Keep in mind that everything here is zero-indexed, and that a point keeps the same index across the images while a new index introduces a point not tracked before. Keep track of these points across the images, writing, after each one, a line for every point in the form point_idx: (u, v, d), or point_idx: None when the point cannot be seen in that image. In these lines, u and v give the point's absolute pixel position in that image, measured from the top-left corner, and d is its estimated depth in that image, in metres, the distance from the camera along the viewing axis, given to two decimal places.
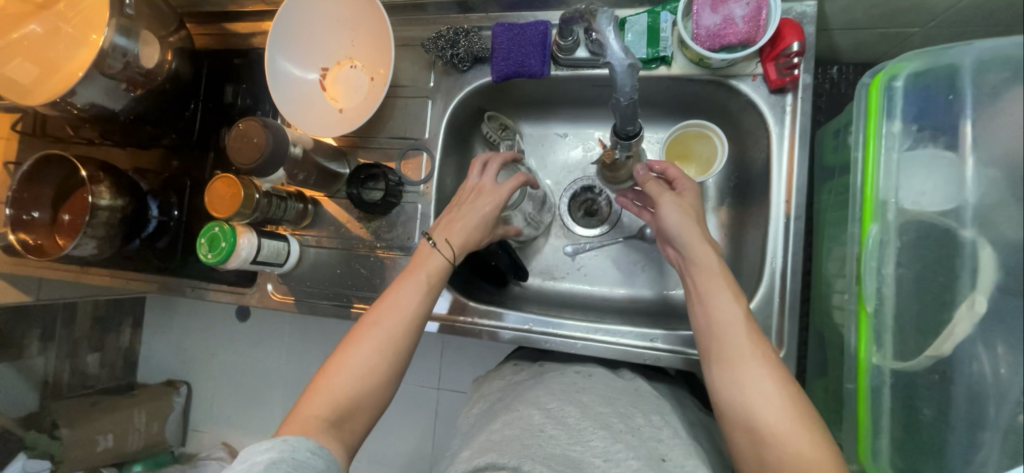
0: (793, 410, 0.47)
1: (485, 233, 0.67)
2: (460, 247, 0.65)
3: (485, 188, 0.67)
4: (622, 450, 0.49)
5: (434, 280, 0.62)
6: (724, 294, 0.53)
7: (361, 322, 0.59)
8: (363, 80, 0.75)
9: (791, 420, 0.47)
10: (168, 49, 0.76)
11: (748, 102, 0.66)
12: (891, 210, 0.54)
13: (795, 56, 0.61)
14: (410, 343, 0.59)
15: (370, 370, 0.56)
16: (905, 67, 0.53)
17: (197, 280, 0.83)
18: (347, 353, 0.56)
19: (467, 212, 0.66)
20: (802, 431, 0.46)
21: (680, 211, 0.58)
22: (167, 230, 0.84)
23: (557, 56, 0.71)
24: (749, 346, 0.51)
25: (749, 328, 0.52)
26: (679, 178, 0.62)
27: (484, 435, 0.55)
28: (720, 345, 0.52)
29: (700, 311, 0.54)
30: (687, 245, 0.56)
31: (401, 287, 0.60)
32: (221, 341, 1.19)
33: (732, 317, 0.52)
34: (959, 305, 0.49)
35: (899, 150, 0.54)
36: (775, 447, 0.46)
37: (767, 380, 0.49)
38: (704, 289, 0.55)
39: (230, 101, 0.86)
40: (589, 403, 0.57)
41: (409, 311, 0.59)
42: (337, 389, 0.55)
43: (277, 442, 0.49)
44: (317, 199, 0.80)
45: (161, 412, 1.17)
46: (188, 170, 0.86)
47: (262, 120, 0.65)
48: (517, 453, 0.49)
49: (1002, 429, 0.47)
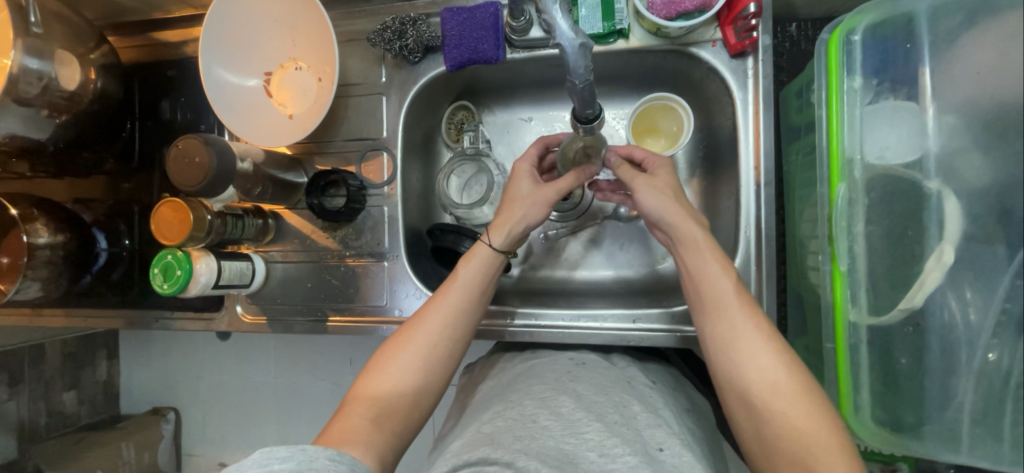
0: (790, 384, 0.47)
1: (532, 198, 0.63)
2: (516, 229, 0.63)
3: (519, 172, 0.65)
4: (617, 445, 0.48)
5: (480, 280, 0.62)
6: (714, 266, 0.53)
7: (404, 328, 0.60)
8: (311, 82, 0.71)
9: (785, 391, 0.47)
10: (90, 67, 0.70)
11: (710, 69, 0.65)
12: (857, 167, 0.53)
13: (752, 18, 0.59)
14: (458, 345, 0.60)
15: (415, 369, 0.57)
16: (861, 20, 0.53)
17: (161, 310, 0.78)
18: (392, 351, 0.59)
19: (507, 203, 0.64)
20: (801, 403, 0.46)
21: (665, 190, 0.57)
22: (119, 261, 0.79)
23: (511, 39, 0.68)
24: (745, 319, 0.50)
25: (739, 298, 0.52)
26: (648, 158, 0.62)
27: (474, 425, 0.54)
28: (716, 316, 0.52)
29: (694, 280, 0.54)
30: (673, 222, 0.55)
31: (442, 292, 0.61)
32: (204, 362, 1.15)
33: (723, 292, 0.52)
34: (928, 258, 0.49)
35: (859, 106, 0.53)
36: (774, 424, 0.47)
37: (766, 351, 0.49)
38: (695, 266, 0.54)
39: (168, 118, 0.80)
40: (583, 391, 0.56)
41: (456, 312, 0.60)
42: (379, 386, 0.57)
43: (295, 451, 0.44)
44: (277, 212, 0.76)
45: (151, 442, 1.12)
46: (135, 196, 0.80)
47: (202, 136, 0.61)
48: (509, 448, 0.47)
49: (974, 374, 0.48)
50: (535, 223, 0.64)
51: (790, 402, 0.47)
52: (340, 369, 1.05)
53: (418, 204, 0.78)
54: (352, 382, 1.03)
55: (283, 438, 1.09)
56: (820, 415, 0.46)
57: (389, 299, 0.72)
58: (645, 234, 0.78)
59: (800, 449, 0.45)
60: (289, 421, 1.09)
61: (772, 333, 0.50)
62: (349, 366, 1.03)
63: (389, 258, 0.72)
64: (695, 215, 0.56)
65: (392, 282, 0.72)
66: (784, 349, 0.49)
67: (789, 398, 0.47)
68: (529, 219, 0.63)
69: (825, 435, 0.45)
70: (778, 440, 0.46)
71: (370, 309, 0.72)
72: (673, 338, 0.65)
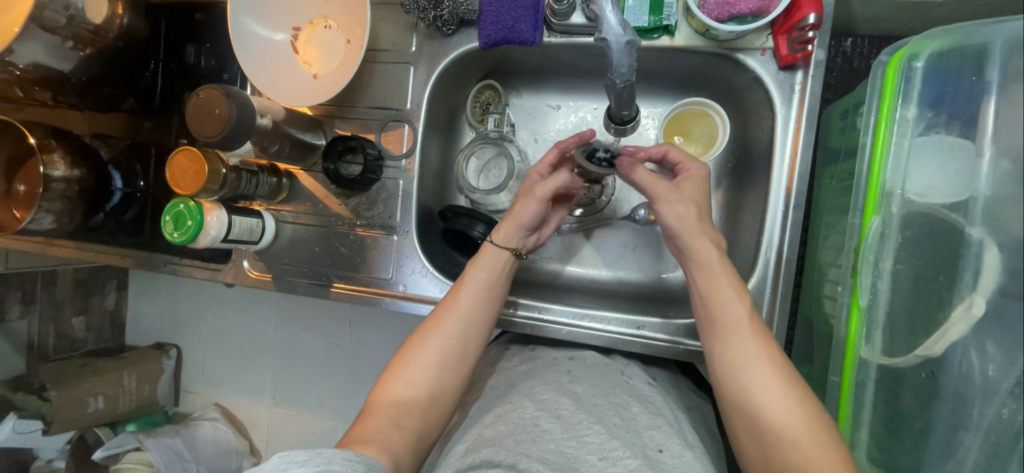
0: (807, 419, 0.45)
1: (526, 198, 0.63)
2: (515, 230, 0.62)
3: (532, 183, 0.63)
4: (617, 448, 0.48)
5: (495, 277, 0.61)
6: (728, 292, 0.51)
7: (421, 328, 0.60)
8: (338, 43, 0.69)
9: (801, 429, 0.45)
10: (117, 2, 0.72)
11: (755, 79, 0.61)
12: (895, 202, 0.51)
13: (810, 29, 0.55)
14: (475, 342, 0.60)
15: (431, 370, 0.58)
16: (928, 44, 0.49)
17: (170, 255, 0.79)
18: (409, 353, 0.59)
19: (514, 211, 0.63)
20: (819, 453, 0.44)
21: (692, 207, 0.55)
22: (133, 202, 0.80)
23: (550, 22, 0.65)
24: (755, 344, 0.49)
25: (752, 327, 0.50)
26: (684, 161, 0.58)
27: (477, 428, 0.55)
28: (723, 341, 0.51)
29: (701, 297, 0.53)
30: (682, 236, 0.55)
31: (459, 293, 0.60)
32: (210, 305, 1.16)
33: (734, 315, 0.51)
34: (955, 307, 0.47)
35: (909, 137, 0.51)
36: (784, 452, 0.46)
37: (776, 380, 0.47)
38: (705, 288, 0.53)
39: (192, 62, 0.78)
40: (583, 394, 0.56)
41: (471, 311, 0.60)
42: (398, 388, 0.57)
43: (313, 454, 0.45)
44: (292, 172, 0.75)
45: (152, 375, 1.14)
46: (152, 139, 0.80)
47: (225, 88, 0.59)
48: (511, 450, 0.47)
49: (983, 429, 0.46)
50: (535, 222, 0.63)
51: (803, 439, 0.45)
52: (340, 330, 1.06)
53: (434, 181, 0.76)
54: (351, 345, 1.05)
55: (277, 389, 1.11)
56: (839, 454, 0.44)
57: (395, 273, 0.72)
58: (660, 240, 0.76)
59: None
60: (284, 373, 1.11)
61: (787, 371, 0.48)
62: (348, 328, 1.04)
63: (398, 233, 0.72)
64: (712, 236, 0.54)
65: (399, 257, 0.72)
66: (796, 380, 0.48)
67: (804, 432, 0.45)
68: (525, 219, 0.62)
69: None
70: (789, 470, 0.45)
71: (374, 281, 0.72)
72: (675, 349, 0.64)
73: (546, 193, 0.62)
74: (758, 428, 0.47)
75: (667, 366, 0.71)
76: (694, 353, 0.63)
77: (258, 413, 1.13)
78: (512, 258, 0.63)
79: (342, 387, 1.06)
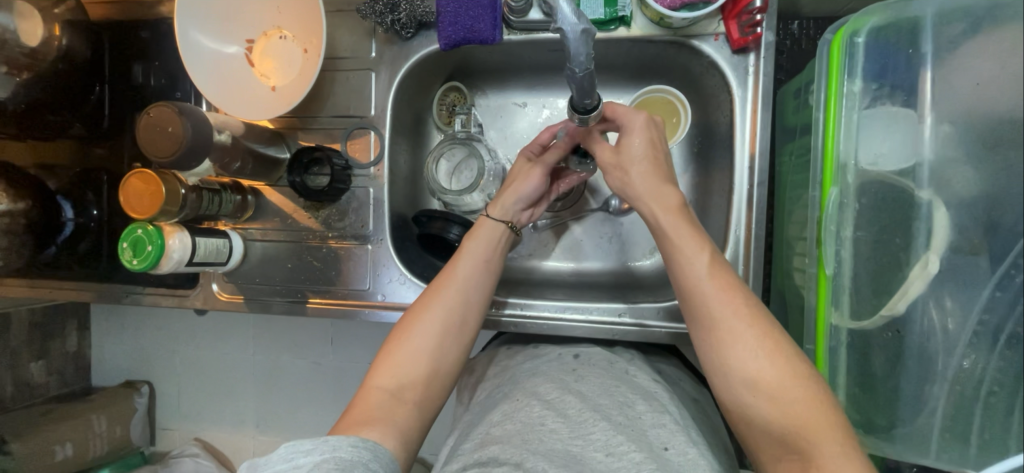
0: (787, 365, 0.46)
1: (527, 171, 0.65)
2: (513, 202, 0.65)
3: (526, 161, 0.66)
4: (623, 443, 0.49)
5: (491, 250, 0.62)
6: (686, 248, 0.52)
7: (416, 305, 0.59)
8: (295, 53, 0.67)
9: (775, 377, 0.46)
10: (53, 23, 0.68)
11: (711, 64, 0.63)
12: (850, 172, 0.53)
13: (757, 13, 0.59)
14: (474, 315, 0.59)
15: (429, 344, 0.56)
16: (866, 22, 0.51)
17: (131, 285, 0.75)
18: (408, 327, 0.57)
19: (514, 187, 0.65)
20: (800, 393, 0.45)
21: (641, 165, 0.56)
22: (86, 233, 0.76)
23: (509, 20, 0.65)
24: (721, 297, 0.49)
25: (715, 284, 0.50)
26: (621, 116, 0.57)
27: (485, 425, 0.54)
28: (693, 303, 0.51)
29: (668, 256, 0.53)
30: (640, 198, 0.56)
31: (456, 266, 0.60)
32: (181, 335, 1.11)
33: (695, 274, 0.51)
34: (913, 266, 0.49)
35: (856, 110, 0.53)
36: (762, 408, 0.46)
37: (749, 330, 0.48)
38: (667, 249, 0.53)
39: (140, 82, 0.76)
40: (587, 392, 0.56)
41: (468, 283, 0.59)
42: (395, 368, 0.55)
43: (319, 442, 0.46)
44: (257, 189, 0.73)
45: (124, 414, 1.09)
46: (103, 166, 0.76)
47: (176, 105, 0.57)
48: (520, 449, 0.48)
49: (948, 381, 0.48)
50: (534, 196, 0.65)
51: (773, 385, 0.46)
52: (320, 349, 1.03)
53: (405, 187, 0.75)
54: (333, 362, 1.02)
55: (261, 416, 1.07)
56: (818, 396, 0.45)
57: (373, 284, 0.70)
58: (634, 228, 0.78)
59: (790, 428, 0.45)
60: (266, 398, 1.07)
61: (760, 318, 0.49)
62: (329, 346, 1.02)
63: (373, 242, 0.70)
64: (660, 195, 0.55)
65: (376, 267, 0.70)
66: (770, 332, 0.48)
67: (773, 379, 0.46)
68: (524, 193, 0.65)
69: (827, 415, 0.45)
70: (770, 419, 0.46)
71: (352, 292, 0.71)
72: (657, 333, 0.65)
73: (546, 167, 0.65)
74: (731, 382, 0.48)
75: (652, 350, 0.72)
76: (679, 335, 0.64)
77: (242, 443, 1.09)
78: (508, 232, 0.64)
79: (329, 406, 1.03)
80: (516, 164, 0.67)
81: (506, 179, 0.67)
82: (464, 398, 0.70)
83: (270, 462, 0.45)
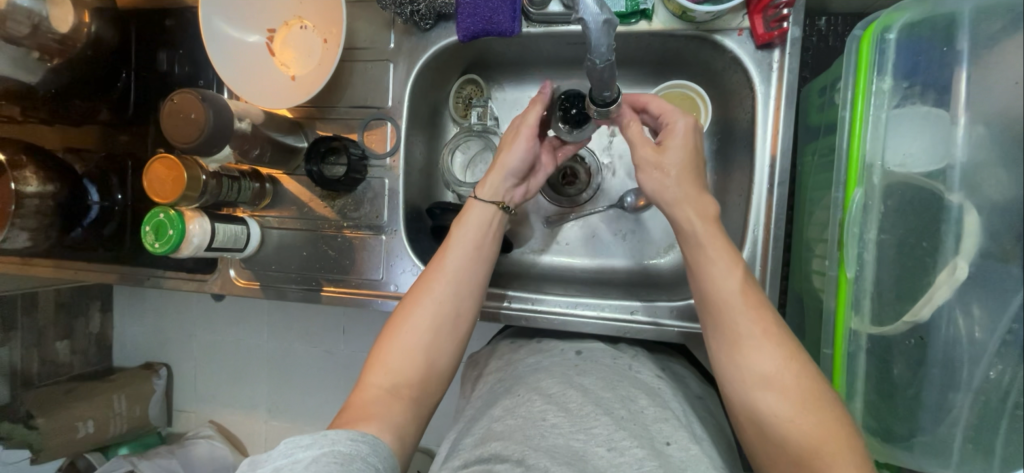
0: (805, 383, 0.46)
1: (513, 140, 0.63)
2: (502, 179, 0.63)
3: (511, 134, 0.64)
4: (624, 438, 0.49)
5: (482, 238, 0.60)
6: (720, 263, 0.50)
7: (409, 297, 0.58)
8: (315, 43, 0.68)
9: (800, 399, 0.45)
10: (84, 11, 0.71)
11: (733, 59, 0.62)
12: (876, 173, 0.52)
13: (783, 6, 0.57)
14: (467, 305, 0.58)
15: (423, 339, 0.56)
16: (900, 17, 0.50)
17: (153, 269, 0.77)
18: (399, 321, 0.57)
19: (501, 162, 0.63)
20: (816, 412, 0.45)
21: (680, 171, 0.54)
22: (112, 216, 0.78)
23: (528, 11, 0.64)
24: (750, 315, 0.48)
25: (745, 300, 0.49)
26: (666, 113, 0.57)
27: (486, 420, 0.55)
28: (718, 316, 0.50)
29: (693, 267, 0.52)
30: (675, 204, 0.53)
31: (449, 257, 0.59)
32: (198, 320, 1.14)
33: (725, 289, 0.49)
34: (939, 272, 0.47)
35: (886, 109, 0.52)
36: (776, 425, 0.45)
37: (775, 349, 0.47)
38: (695, 260, 0.52)
39: (166, 70, 0.77)
40: (591, 386, 0.56)
41: (461, 273, 0.58)
42: (392, 363, 0.55)
43: (318, 437, 0.47)
44: (275, 177, 0.74)
45: (142, 395, 1.11)
46: (129, 150, 0.78)
47: (200, 93, 0.58)
48: (520, 444, 0.48)
49: (972, 391, 0.47)
50: (522, 168, 0.63)
51: (794, 406, 0.45)
52: (332, 337, 1.05)
53: (419, 179, 0.76)
54: (345, 351, 1.03)
55: (273, 401, 1.10)
56: (841, 421, 0.45)
57: (385, 274, 0.71)
58: (649, 225, 0.77)
59: (807, 450, 0.44)
60: (278, 384, 1.09)
61: (782, 333, 0.48)
62: (341, 335, 1.03)
63: (387, 232, 0.71)
64: (698, 203, 0.53)
65: (389, 257, 0.71)
66: (790, 350, 0.47)
67: (796, 399, 0.45)
68: (512, 167, 0.63)
69: (846, 441, 0.44)
70: (783, 436, 0.45)
71: (364, 282, 0.71)
72: (670, 332, 0.65)
73: (530, 132, 0.63)
74: (751, 400, 0.47)
75: (664, 349, 0.71)
76: (691, 335, 0.64)
77: (254, 427, 1.12)
78: (499, 213, 0.62)
79: (338, 394, 1.04)
80: (501, 139, 0.65)
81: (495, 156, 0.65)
82: (471, 390, 0.70)
83: (271, 461, 0.45)
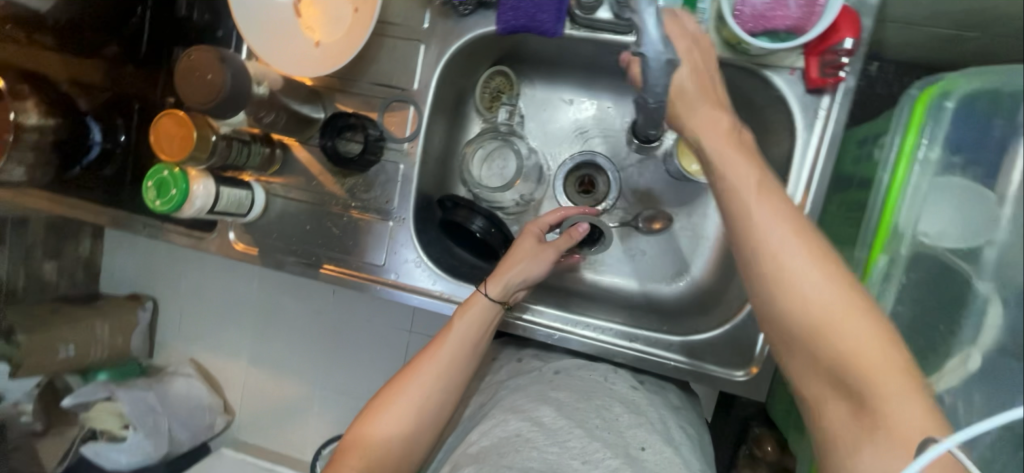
0: (847, 290, 0.41)
1: (539, 255, 0.62)
2: (515, 282, 0.61)
3: (537, 245, 0.62)
4: (599, 450, 0.50)
5: (476, 336, 0.60)
6: (740, 175, 0.44)
7: (397, 379, 0.59)
8: (346, 11, 0.63)
9: (833, 319, 0.41)
10: None
11: (779, 98, 0.59)
12: (905, 244, 0.49)
13: (843, 55, 0.54)
14: (448, 402, 0.59)
15: (402, 428, 0.57)
16: (960, 85, 0.47)
17: (151, 218, 0.75)
18: (382, 402, 0.58)
19: (519, 269, 0.61)
20: (862, 320, 0.40)
21: (695, 86, 0.48)
22: (113, 159, 0.76)
23: (575, 14, 0.60)
24: (777, 223, 0.43)
25: (772, 210, 0.43)
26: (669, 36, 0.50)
27: (463, 446, 0.56)
28: (741, 236, 0.44)
29: (713, 184, 0.46)
30: (692, 120, 0.48)
31: (437, 351, 0.59)
32: (188, 260, 1.13)
33: (749, 201, 0.43)
34: (953, 356, 0.50)
35: (928, 178, 0.49)
36: (825, 338, 0.41)
37: (809, 262, 0.41)
38: (715, 178, 0.46)
39: (184, 15, 0.76)
40: (563, 400, 0.56)
41: (448, 369, 0.59)
42: (371, 442, 0.57)
43: None
44: (286, 144, 0.71)
45: (127, 325, 1.10)
46: (136, 91, 0.76)
47: (219, 51, 0.55)
48: (495, 465, 0.49)
49: None
50: (536, 281, 0.63)
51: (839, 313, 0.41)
52: (320, 296, 1.04)
53: (435, 167, 0.73)
54: (334, 313, 1.03)
55: (257, 351, 1.10)
56: (882, 331, 0.40)
57: (387, 261, 0.69)
58: (665, 249, 0.75)
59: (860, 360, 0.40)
60: (263, 336, 1.09)
61: (812, 239, 0.42)
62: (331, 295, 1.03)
63: (395, 219, 0.69)
64: (712, 116, 0.47)
65: (393, 244, 0.69)
66: (827, 261, 0.42)
67: (839, 309, 0.41)
68: (527, 278, 0.61)
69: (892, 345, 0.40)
70: (834, 348, 0.41)
71: (365, 266, 0.70)
72: (664, 365, 0.64)
73: (554, 257, 0.63)
74: (782, 325, 0.42)
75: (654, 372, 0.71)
76: (686, 371, 0.63)
77: (234, 373, 1.12)
78: (501, 311, 0.62)
79: (320, 357, 1.05)
80: (523, 237, 0.63)
81: (507, 253, 0.62)
82: None
83: None
